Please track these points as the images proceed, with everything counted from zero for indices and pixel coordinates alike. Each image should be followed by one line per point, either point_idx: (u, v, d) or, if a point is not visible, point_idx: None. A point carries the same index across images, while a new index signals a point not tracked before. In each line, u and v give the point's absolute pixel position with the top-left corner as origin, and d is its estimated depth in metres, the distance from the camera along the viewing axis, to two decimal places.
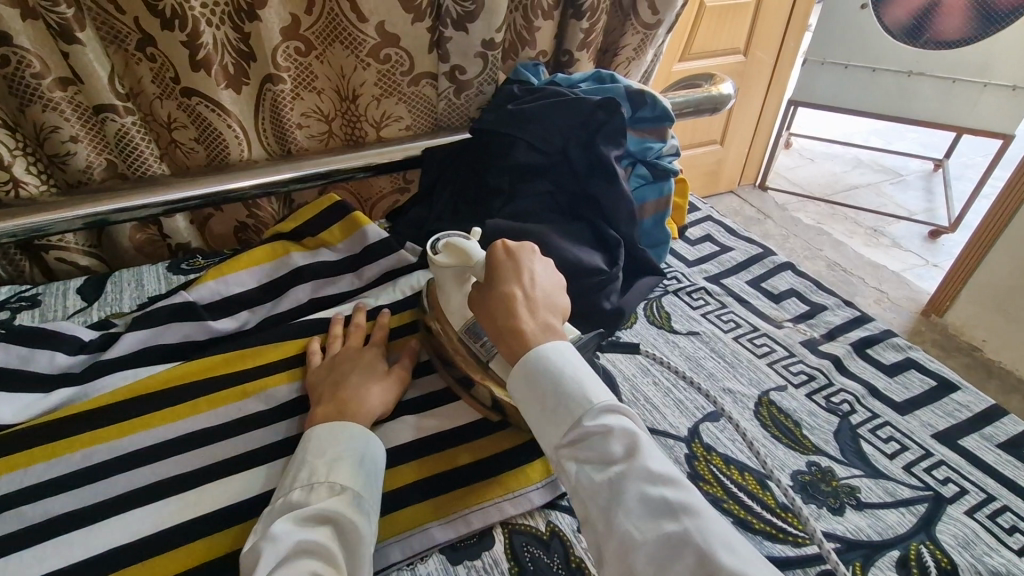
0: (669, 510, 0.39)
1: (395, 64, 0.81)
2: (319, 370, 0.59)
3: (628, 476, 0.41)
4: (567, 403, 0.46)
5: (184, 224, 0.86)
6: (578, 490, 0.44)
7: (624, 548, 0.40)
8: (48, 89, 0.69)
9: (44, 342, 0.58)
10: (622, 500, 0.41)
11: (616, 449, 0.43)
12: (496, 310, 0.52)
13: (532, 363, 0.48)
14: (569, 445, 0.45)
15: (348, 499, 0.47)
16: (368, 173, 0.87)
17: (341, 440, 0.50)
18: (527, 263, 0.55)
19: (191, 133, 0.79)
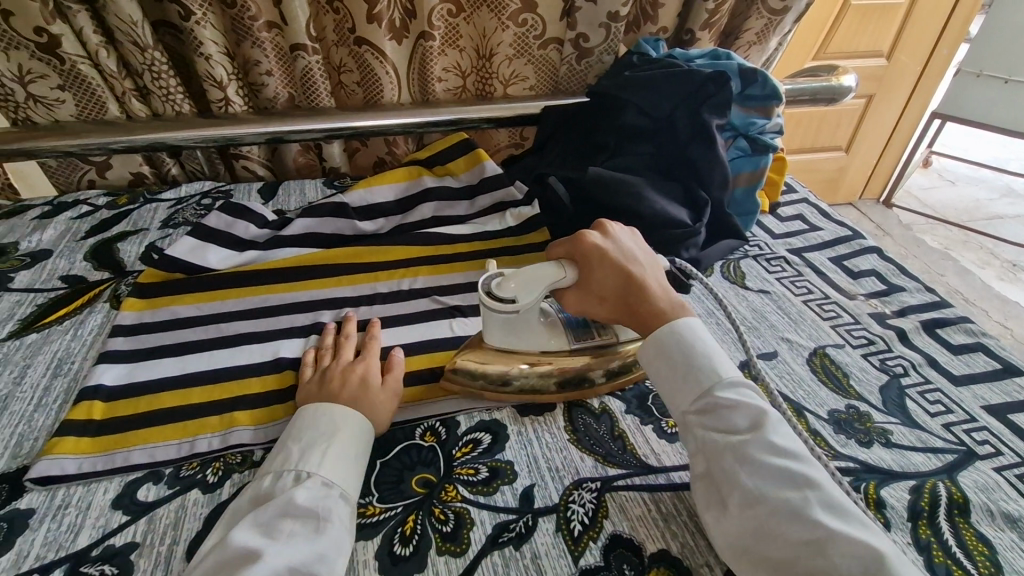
0: (793, 481, 0.42)
1: (530, 29, 0.93)
2: (309, 382, 0.55)
3: (754, 445, 0.45)
4: (700, 372, 0.50)
5: (338, 151, 1.03)
6: (703, 451, 0.47)
7: (748, 510, 0.42)
8: (258, 30, 0.88)
9: (242, 215, 0.75)
10: (747, 464, 0.44)
11: (742, 421, 0.47)
12: (626, 300, 0.55)
13: (668, 340, 0.52)
14: (697, 412, 0.49)
15: (315, 484, 0.45)
16: (493, 124, 0.99)
17: (319, 423, 0.49)
18: (621, 242, 0.56)
19: (355, 76, 0.96)
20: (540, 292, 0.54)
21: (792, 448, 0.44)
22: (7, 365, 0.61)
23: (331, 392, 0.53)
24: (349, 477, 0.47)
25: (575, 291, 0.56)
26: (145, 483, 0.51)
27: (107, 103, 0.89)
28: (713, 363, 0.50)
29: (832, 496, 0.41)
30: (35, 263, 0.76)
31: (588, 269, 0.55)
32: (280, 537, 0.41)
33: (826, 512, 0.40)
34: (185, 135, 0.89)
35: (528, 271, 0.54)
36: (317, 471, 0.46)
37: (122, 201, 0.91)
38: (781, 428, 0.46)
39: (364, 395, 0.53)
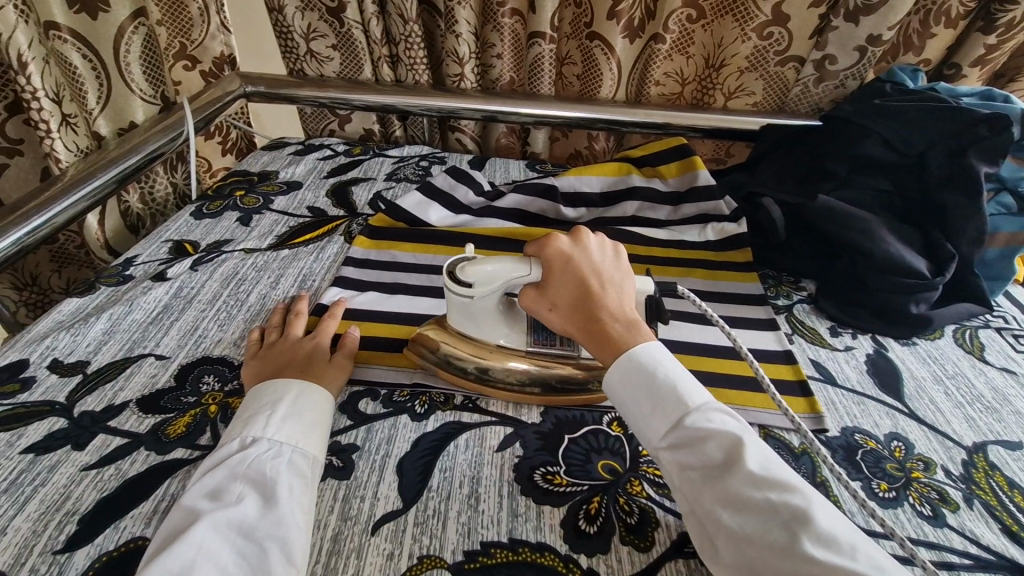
0: (774, 517, 0.36)
1: (773, 42, 0.88)
2: (257, 358, 0.57)
3: (733, 478, 0.39)
4: (667, 403, 0.44)
5: (542, 138, 1.08)
6: (682, 490, 0.42)
7: (738, 547, 0.37)
8: (503, 15, 0.94)
9: (464, 179, 0.82)
10: (724, 500, 0.39)
11: (719, 453, 0.40)
12: (579, 313, 0.50)
13: (623, 367, 0.46)
14: (672, 447, 0.43)
15: (259, 448, 0.46)
16: (702, 133, 0.97)
17: (266, 396, 0.50)
18: (588, 253, 0.52)
19: (576, 70, 1.00)
20: (497, 285, 0.53)
21: (773, 474, 0.38)
22: (267, 271, 0.73)
23: (277, 367, 0.55)
24: (302, 437, 0.48)
25: (534, 291, 0.52)
26: (364, 397, 0.57)
27: (364, 65, 1.01)
28: (682, 392, 0.44)
29: (824, 532, 0.35)
30: (289, 191, 0.90)
31: (545, 279, 0.51)
32: (230, 500, 0.42)
33: (817, 545, 0.34)
34: (418, 102, 0.99)
35: (485, 262, 0.53)
36: (266, 435, 0.47)
37: (356, 151, 1.03)
38: (760, 454, 0.40)
39: (309, 368, 0.55)
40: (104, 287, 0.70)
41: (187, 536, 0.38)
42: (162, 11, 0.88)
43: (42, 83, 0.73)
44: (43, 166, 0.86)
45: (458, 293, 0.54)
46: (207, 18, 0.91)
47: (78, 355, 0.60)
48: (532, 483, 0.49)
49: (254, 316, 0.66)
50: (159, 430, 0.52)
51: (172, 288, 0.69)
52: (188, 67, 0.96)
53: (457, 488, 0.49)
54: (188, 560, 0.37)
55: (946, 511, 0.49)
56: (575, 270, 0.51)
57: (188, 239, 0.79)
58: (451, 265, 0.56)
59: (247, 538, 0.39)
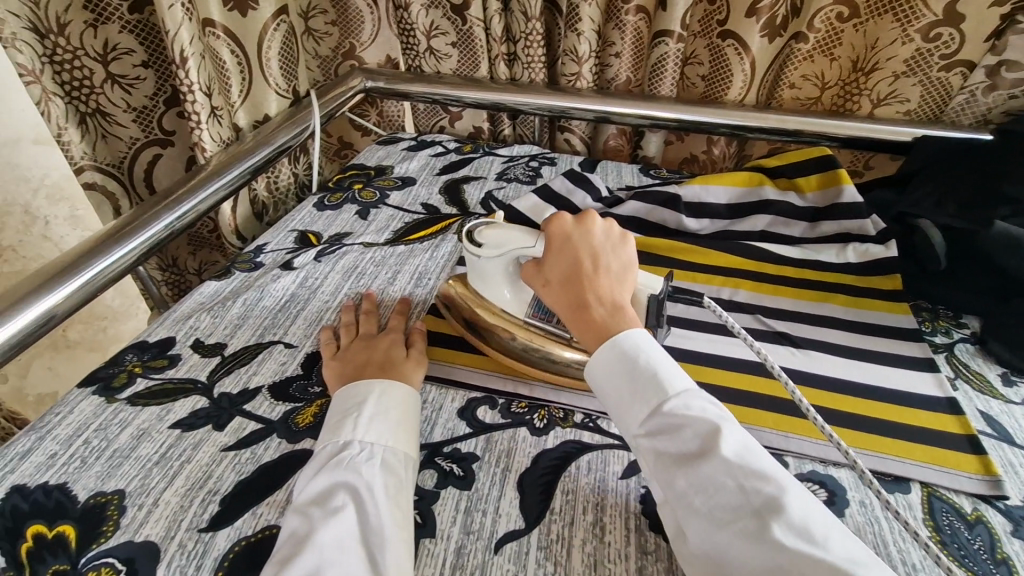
0: (748, 506, 0.34)
1: (941, 45, 0.78)
2: (333, 360, 0.57)
3: (706, 464, 0.36)
4: (648, 390, 0.42)
5: (657, 141, 1.03)
6: (656, 476, 0.40)
7: (709, 535, 0.35)
8: (628, 12, 0.90)
9: (581, 184, 0.79)
10: (696, 489, 0.36)
11: (695, 440, 0.38)
12: (568, 292, 0.49)
13: (605, 350, 0.45)
14: (649, 434, 0.41)
15: (354, 451, 0.46)
16: (841, 143, 0.88)
17: (352, 395, 0.51)
18: (591, 236, 0.50)
19: (702, 70, 0.94)
20: (511, 253, 0.55)
21: (749, 462, 0.36)
22: (384, 266, 0.74)
23: (358, 369, 0.55)
24: (392, 436, 0.47)
25: (533, 271, 0.53)
26: (482, 405, 0.56)
27: (480, 62, 1.00)
28: (664, 379, 0.42)
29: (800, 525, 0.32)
30: (404, 187, 0.91)
31: (546, 254, 0.51)
32: (338, 506, 0.42)
33: (790, 533, 0.32)
34: (531, 101, 0.97)
35: (505, 228, 0.55)
36: (356, 437, 0.47)
37: (467, 149, 1.03)
38: (737, 440, 0.37)
39: (392, 365, 0.55)
40: (239, 272, 0.74)
41: (307, 545, 0.39)
42: (338, 13, 1.01)
43: (198, 78, 0.78)
44: (188, 157, 0.92)
45: (472, 253, 0.57)
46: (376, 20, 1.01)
47: (217, 338, 0.64)
48: (661, 519, 0.46)
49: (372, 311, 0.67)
50: (290, 418, 0.54)
51: (298, 278, 0.72)
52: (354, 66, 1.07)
53: (581, 514, 0.46)
54: (313, 569, 0.37)
55: None
56: (570, 250, 0.50)
57: (312, 230, 0.82)
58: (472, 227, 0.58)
59: (368, 546, 0.40)
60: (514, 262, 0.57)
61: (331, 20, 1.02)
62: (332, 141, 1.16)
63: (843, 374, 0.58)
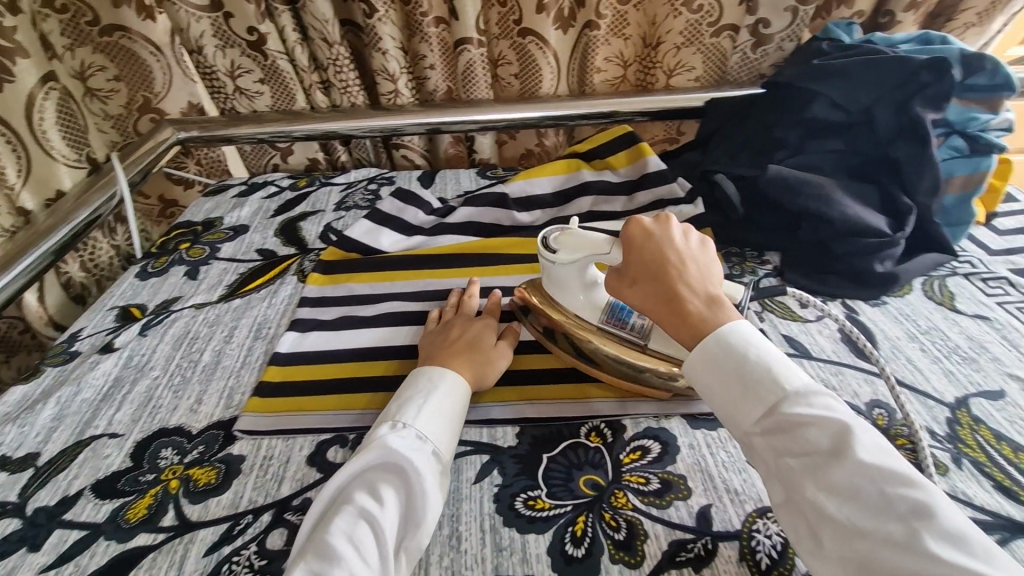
0: (894, 509, 0.36)
1: (704, 15, 0.87)
2: (431, 335, 0.61)
3: (843, 468, 0.38)
4: (762, 388, 0.42)
5: (488, 143, 1.06)
6: (777, 476, 0.41)
7: (846, 540, 0.36)
8: (427, 25, 0.92)
9: (412, 200, 0.80)
10: (833, 486, 0.38)
11: (825, 440, 0.39)
12: (655, 287, 0.48)
13: (710, 346, 0.44)
14: (766, 433, 0.42)
15: (409, 439, 0.46)
16: (650, 117, 0.95)
17: (420, 382, 0.52)
18: (671, 235, 0.50)
19: (513, 69, 0.98)
20: (585, 255, 0.55)
21: (888, 465, 0.37)
22: (219, 325, 0.70)
23: (448, 342, 0.58)
24: (444, 434, 0.48)
25: (613, 274, 0.52)
26: (332, 445, 0.55)
27: (295, 94, 0.99)
28: (780, 375, 0.42)
29: (948, 527, 0.34)
30: (236, 236, 0.87)
31: (625, 252, 0.51)
32: (386, 489, 0.44)
33: (946, 545, 0.33)
34: (356, 125, 0.96)
35: (575, 234, 0.55)
36: (413, 425, 0.47)
37: (302, 183, 1.00)
38: (873, 445, 0.38)
39: (477, 349, 0.57)
40: (50, 368, 0.67)
41: (363, 518, 0.42)
42: (120, 66, 0.92)
43: None
44: None
45: (547, 259, 0.56)
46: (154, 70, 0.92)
47: (27, 449, 0.57)
48: (514, 512, 0.47)
49: (211, 376, 0.64)
50: (118, 516, 0.50)
51: (121, 358, 0.66)
52: (156, 120, 0.98)
53: (436, 530, 0.47)
54: (353, 539, 0.40)
55: (936, 475, 0.47)
56: (660, 247, 0.49)
57: (134, 303, 0.76)
58: (552, 233, 0.58)
59: (405, 526, 0.43)
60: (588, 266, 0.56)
61: (115, 76, 0.93)
62: (151, 203, 1.08)
63: None
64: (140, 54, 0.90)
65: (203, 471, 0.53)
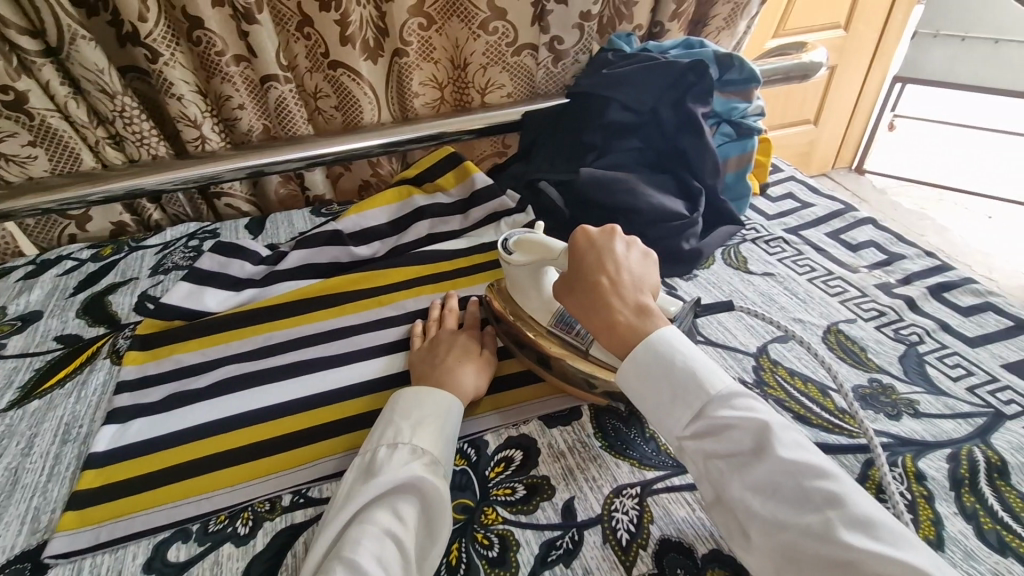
0: (810, 499, 0.39)
1: (501, 36, 0.92)
2: (420, 351, 0.61)
3: (766, 465, 0.41)
4: (691, 393, 0.45)
5: (320, 177, 1.02)
6: (709, 477, 0.43)
7: (773, 533, 0.39)
8: (226, 64, 0.86)
9: (236, 253, 0.74)
10: (758, 483, 0.41)
11: (748, 440, 0.42)
12: (590, 296, 0.51)
13: (641, 351, 0.47)
14: (695, 435, 0.44)
15: (425, 462, 0.47)
16: (475, 134, 0.99)
17: (426, 403, 0.51)
18: (613, 247, 0.53)
19: (332, 101, 0.95)
20: (540, 257, 0.58)
21: (805, 460, 0.41)
22: (12, 437, 0.59)
23: (436, 358, 0.58)
24: (450, 453, 0.49)
25: (558, 284, 0.55)
26: (174, 543, 0.49)
27: (81, 154, 0.87)
28: (705, 381, 0.45)
29: (857, 513, 0.37)
30: (25, 327, 0.74)
31: (571, 261, 0.54)
32: (406, 510, 0.44)
33: (854, 531, 0.36)
34: (166, 178, 0.87)
35: (535, 237, 0.58)
36: (424, 446, 0.48)
37: (106, 253, 0.87)
38: (792, 441, 0.42)
39: (463, 364, 0.57)
40: None
41: (388, 539, 0.42)
42: None
43: None
44: None
45: (506, 260, 0.60)
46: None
47: None
48: None
49: (8, 500, 0.53)
50: None
51: None
52: None
53: None
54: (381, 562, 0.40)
55: None
56: (598, 259, 0.52)
57: None
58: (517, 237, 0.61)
59: (425, 545, 0.44)
60: (543, 269, 0.59)
61: None
62: None
63: None
64: None
65: None
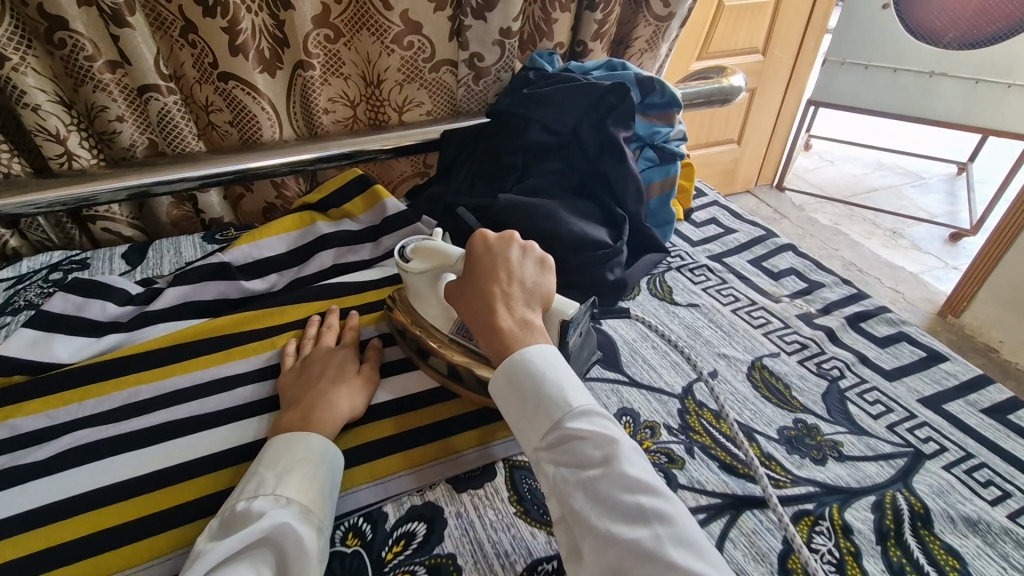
0: (641, 515, 0.38)
1: (416, 51, 0.86)
2: (291, 371, 0.57)
3: (606, 480, 0.40)
4: (549, 406, 0.44)
5: (216, 199, 0.91)
6: (555, 490, 0.42)
7: (603, 549, 0.38)
8: (98, 71, 0.75)
9: (96, 293, 0.64)
10: (598, 495, 0.40)
11: (596, 453, 0.41)
12: (474, 303, 0.50)
13: (512, 361, 0.46)
14: (550, 447, 0.43)
15: (294, 512, 0.42)
16: (390, 154, 0.92)
17: (296, 449, 0.46)
18: (508, 252, 0.51)
19: (226, 116, 0.85)
20: (437, 263, 0.55)
21: (645, 478, 0.40)
22: None
23: (307, 378, 0.54)
24: (326, 502, 0.45)
25: (453, 284, 0.53)
26: None
27: None
28: (565, 394, 0.44)
29: (684, 532, 0.37)
30: None
31: (466, 264, 0.52)
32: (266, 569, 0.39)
33: (677, 550, 0.36)
34: (19, 201, 0.74)
35: (431, 242, 0.56)
36: (294, 496, 0.43)
37: None
38: (636, 459, 0.41)
39: (335, 384, 0.53)
40: None
41: None
42: None
43: None
44: None
45: (403, 268, 0.57)
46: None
47: None
48: None
49: None
50: None
51: None
52: None
53: None
54: None
55: (676, 471, 0.51)
56: (490, 266, 0.51)
57: None
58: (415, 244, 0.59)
59: None
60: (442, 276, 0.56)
61: None
62: None
63: (426, 385, 0.58)
64: None
65: None
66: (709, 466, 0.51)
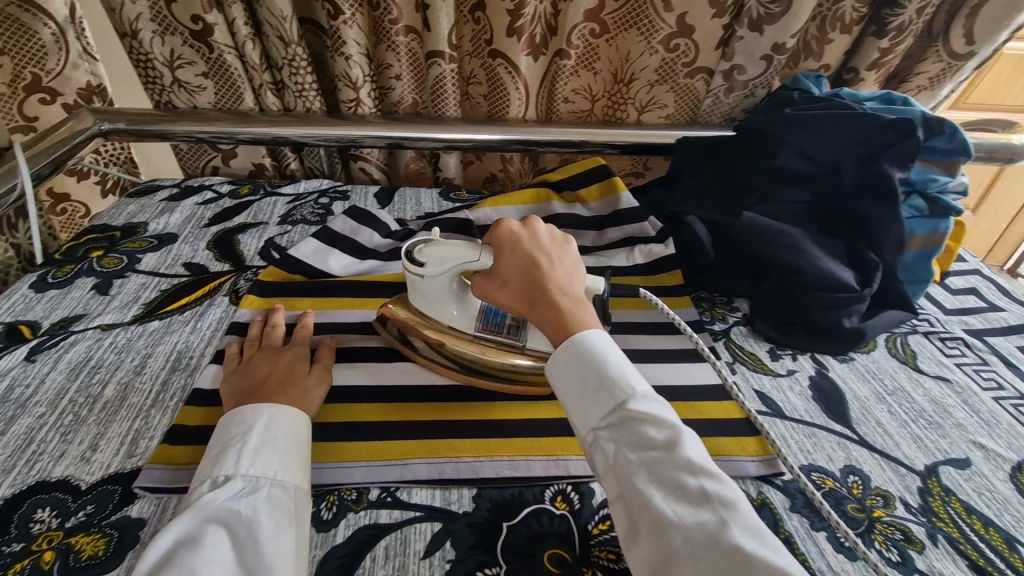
0: (706, 501, 0.36)
1: (680, 54, 0.86)
2: (233, 372, 0.54)
3: (668, 464, 0.38)
4: (609, 385, 0.42)
5: (453, 162, 1.00)
6: (612, 470, 0.40)
7: (663, 534, 0.35)
8: (397, 33, 0.86)
9: (368, 221, 0.74)
10: (660, 478, 0.37)
11: (659, 437, 0.39)
12: (523, 288, 0.48)
13: (570, 348, 0.44)
14: (609, 428, 0.41)
15: (235, 484, 0.41)
16: (619, 150, 0.93)
17: (230, 431, 0.45)
18: (536, 233, 0.50)
19: (482, 89, 0.94)
20: (454, 266, 0.54)
21: (710, 465, 0.38)
22: (129, 351, 0.60)
23: (256, 378, 0.52)
24: (284, 469, 0.43)
25: (483, 277, 0.51)
26: None
27: (244, 93, 0.90)
28: (628, 374, 0.42)
29: (752, 520, 0.35)
30: (161, 247, 0.76)
31: (496, 253, 0.50)
32: (213, 546, 0.37)
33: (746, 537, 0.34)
34: (312, 131, 0.88)
35: (442, 246, 0.54)
36: (237, 473, 0.42)
37: (243, 192, 0.90)
38: (697, 446, 0.39)
39: (288, 380, 0.52)
40: None
41: None
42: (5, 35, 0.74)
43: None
44: None
45: (421, 274, 0.55)
46: (66, 46, 0.79)
47: None
48: None
49: (113, 415, 0.53)
50: None
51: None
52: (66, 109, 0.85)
53: None
54: None
55: (913, 552, 0.45)
56: (525, 248, 0.49)
57: (25, 320, 0.64)
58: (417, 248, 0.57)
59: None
60: (457, 278, 0.56)
61: None
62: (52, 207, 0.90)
63: None
64: (31, 25, 0.74)
65: (90, 539, 0.44)
66: (956, 559, 0.45)
